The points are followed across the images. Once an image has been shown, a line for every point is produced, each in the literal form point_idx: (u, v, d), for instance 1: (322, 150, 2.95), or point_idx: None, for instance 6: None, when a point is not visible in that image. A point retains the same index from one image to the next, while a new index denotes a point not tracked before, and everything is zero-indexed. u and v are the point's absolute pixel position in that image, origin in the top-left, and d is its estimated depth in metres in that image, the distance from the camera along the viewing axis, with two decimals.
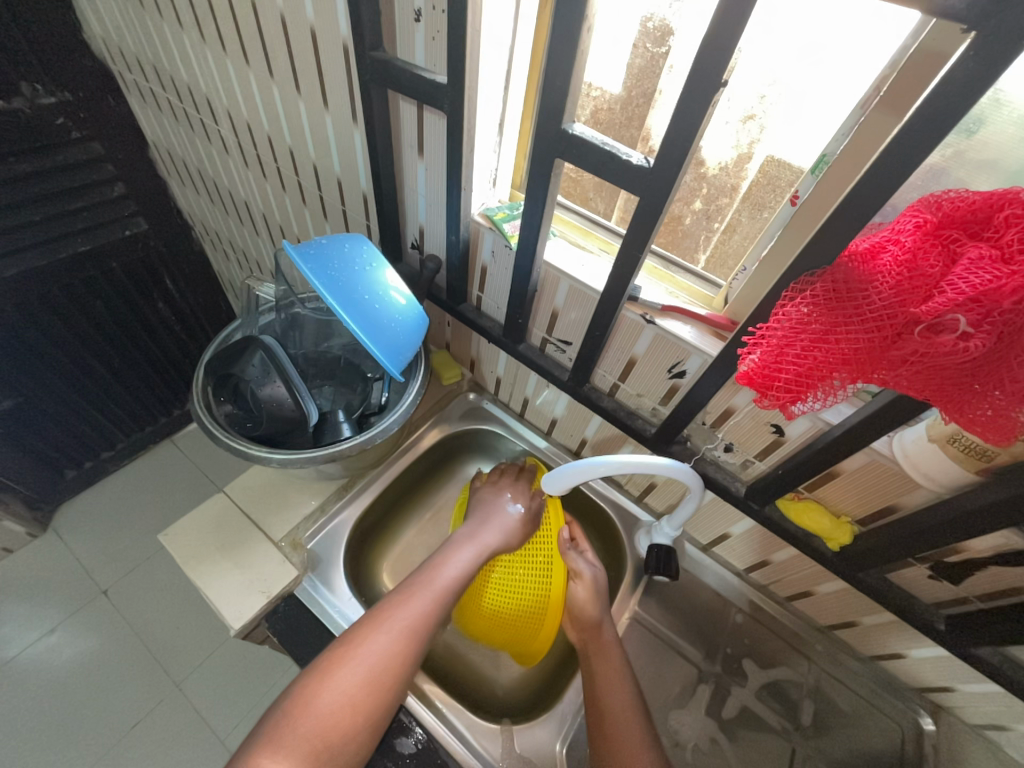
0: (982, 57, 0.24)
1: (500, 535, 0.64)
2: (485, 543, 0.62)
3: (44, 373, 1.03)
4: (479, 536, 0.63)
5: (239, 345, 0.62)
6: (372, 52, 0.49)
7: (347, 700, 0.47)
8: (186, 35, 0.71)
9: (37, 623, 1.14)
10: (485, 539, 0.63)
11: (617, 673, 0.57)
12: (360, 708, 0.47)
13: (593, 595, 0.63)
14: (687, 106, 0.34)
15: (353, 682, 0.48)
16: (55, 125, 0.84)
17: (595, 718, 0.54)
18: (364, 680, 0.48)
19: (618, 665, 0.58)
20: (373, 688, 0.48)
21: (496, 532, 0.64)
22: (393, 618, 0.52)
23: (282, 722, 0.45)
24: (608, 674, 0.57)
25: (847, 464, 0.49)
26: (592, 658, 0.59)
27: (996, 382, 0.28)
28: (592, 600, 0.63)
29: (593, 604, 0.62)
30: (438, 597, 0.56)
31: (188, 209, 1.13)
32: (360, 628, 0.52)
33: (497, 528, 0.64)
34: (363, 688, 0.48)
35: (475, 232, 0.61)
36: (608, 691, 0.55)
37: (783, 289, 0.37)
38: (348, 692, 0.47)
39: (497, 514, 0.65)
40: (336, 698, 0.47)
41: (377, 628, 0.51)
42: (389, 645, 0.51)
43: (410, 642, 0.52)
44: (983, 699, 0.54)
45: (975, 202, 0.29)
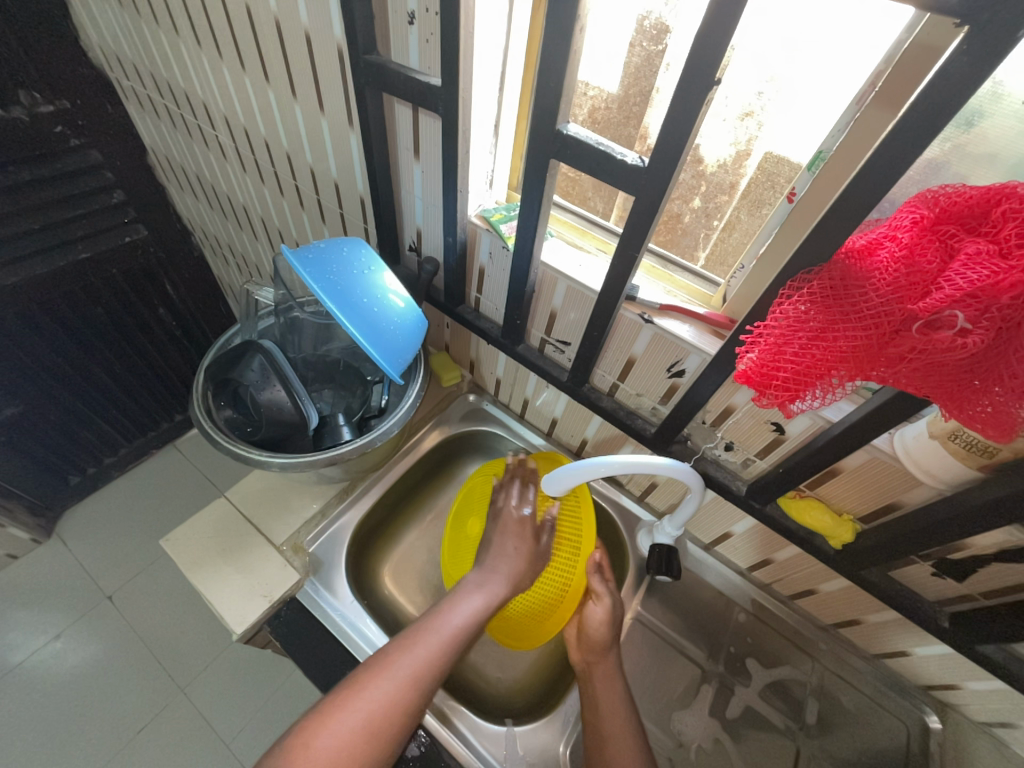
0: (976, 50, 0.24)
1: (510, 585, 0.60)
2: (495, 593, 0.58)
3: (45, 379, 1.04)
4: (490, 584, 0.59)
5: (238, 350, 0.62)
6: (366, 55, 0.49)
7: (344, 748, 0.43)
8: (182, 42, 0.71)
9: (42, 629, 1.14)
10: (495, 589, 0.59)
11: (620, 712, 0.55)
12: (355, 758, 0.44)
13: (606, 620, 0.61)
14: (682, 104, 0.34)
15: (351, 727, 0.44)
16: (53, 134, 0.84)
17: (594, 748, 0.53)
18: (363, 728, 0.45)
19: (619, 697, 0.56)
20: (371, 738, 0.45)
21: (506, 582, 0.60)
22: (397, 663, 0.49)
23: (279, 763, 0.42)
24: (610, 703, 0.56)
25: (847, 462, 0.48)
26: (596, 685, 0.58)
27: (996, 378, 0.28)
28: (603, 624, 0.61)
29: (604, 631, 0.61)
30: (444, 647, 0.52)
31: (187, 215, 1.13)
32: (363, 671, 0.49)
33: (506, 577, 0.60)
34: (361, 734, 0.44)
35: (472, 233, 0.61)
36: (609, 725, 0.54)
37: (780, 287, 0.37)
38: (346, 738, 0.44)
39: (505, 557, 0.62)
40: (334, 742, 0.43)
41: (381, 672, 0.48)
42: (391, 694, 0.47)
43: (414, 690, 0.48)
44: (988, 696, 0.54)
45: (972, 197, 0.29)
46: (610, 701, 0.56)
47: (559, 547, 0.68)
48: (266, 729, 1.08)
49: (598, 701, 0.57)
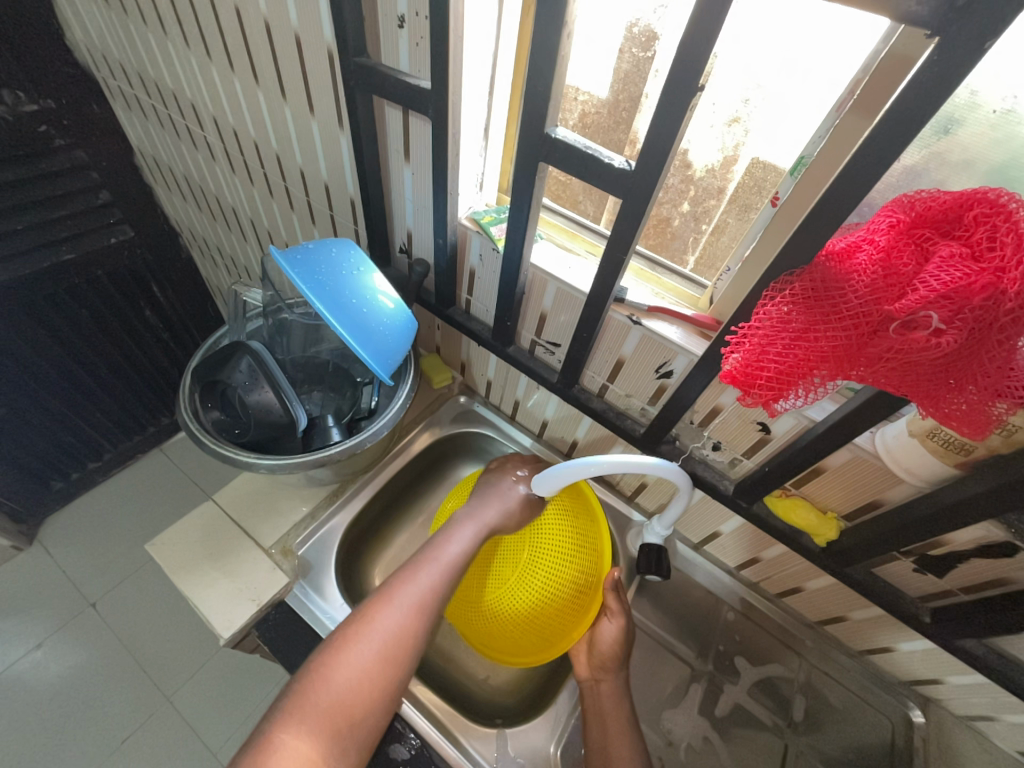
0: (945, 60, 0.25)
1: (500, 511, 0.60)
2: (486, 520, 0.59)
3: (27, 382, 1.02)
4: (479, 513, 0.59)
5: (225, 351, 0.62)
6: (355, 58, 0.49)
7: (365, 675, 0.45)
8: (170, 42, 0.71)
9: (23, 637, 1.12)
10: (485, 517, 0.59)
11: (625, 738, 0.54)
12: (376, 682, 0.46)
13: (616, 644, 0.60)
14: (667, 110, 0.35)
15: (367, 657, 0.46)
16: (37, 133, 0.84)
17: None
18: (379, 656, 0.46)
19: (622, 721, 0.55)
20: (389, 664, 0.47)
21: (501, 508, 0.60)
22: (402, 593, 0.50)
23: (302, 695, 0.44)
24: (615, 721, 0.55)
25: (831, 460, 0.49)
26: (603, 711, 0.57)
27: (970, 377, 0.29)
28: (616, 644, 0.60)
29: (614, 654, 0.60)
30: (445, 575, 0.53)
31: (175, 216, 1.12)
32: (370, 606, 0.49)
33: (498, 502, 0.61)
34: (379, 663, 0.46)
35: (463, 236, 0.62)
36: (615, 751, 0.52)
37: (763, 289, 0.37)
38: (364, 665, 0.46)
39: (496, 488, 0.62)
40: (353, 671, 0.45)
41: (388, 602, 0.49)
42: (401, 622, 0.49)
43: (423, 615, 0.50)
44: (969, 690, 0.55)
45: (946, 202, 0.30)
46: (614, 729, 0.55)
47: (577, 564, 0.64)
48: None
49: (603, 717, 0.56)
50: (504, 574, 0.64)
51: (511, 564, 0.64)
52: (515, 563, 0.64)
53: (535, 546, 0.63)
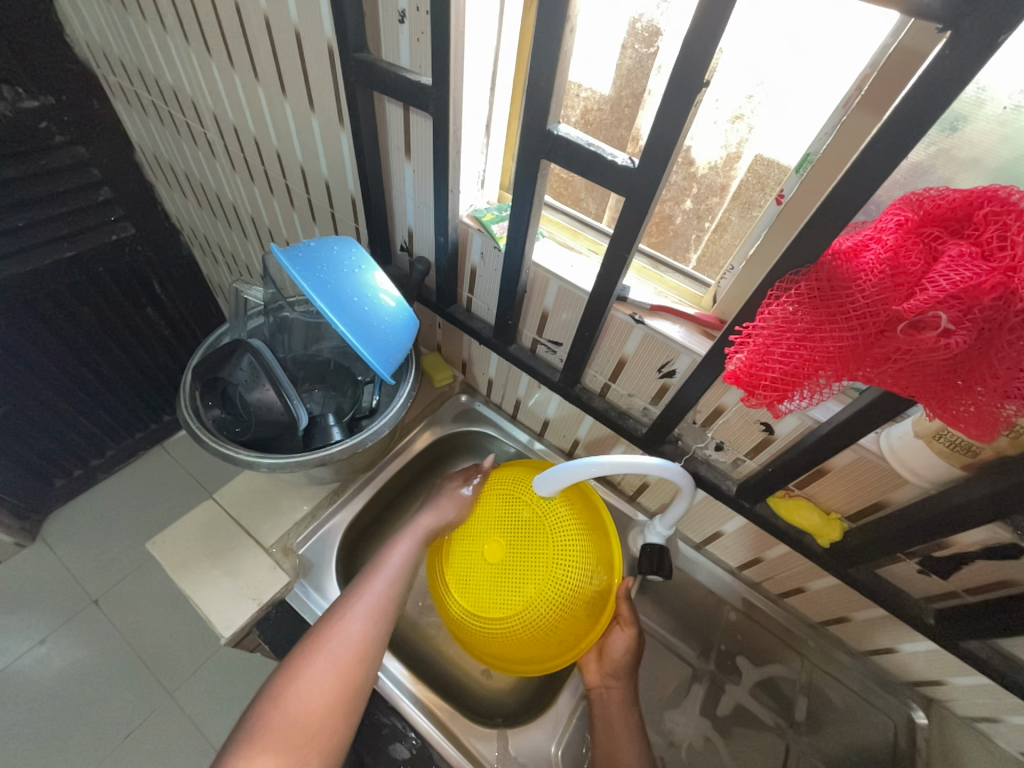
0: (958, 55, 0.24)
1: (437, 515, 0.65)
2: (422, 528, 0.64)
3: (29, 380, 1.02)
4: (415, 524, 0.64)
5: (226, 349, 0.61)
6: (356, 53, 0.49)
7: (324, 692, 0.48)
8: (170, 38, 0.70)
9: (26, 633, 1.13)
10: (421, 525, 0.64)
11: (634, 748, 0.55)
12: (336, 695, 0.49)
13: (626, 654, 0.60)
14: (671, 106, 0.34)
15: (324, 678, 0.49)
16: (38, 129, 0.83)
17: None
18: (336, 675, 0.49)
19: (631, 736, 0.56)
20: (348, 678, 0.50)
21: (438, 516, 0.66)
22: (351, 610, 0.54)
23: (264, 722, 0.47)
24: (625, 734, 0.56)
25: (835, 461, 0.49)
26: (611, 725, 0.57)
27: (979, 378, 0.29)
28: (628, 653, 0.60)
29: (624, 665, 0.60)
30: (391, 587, 0.58)
31: (176, 213, 1.12)
32: (323, 630, 0.53)
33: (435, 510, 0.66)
34: (336, 678, 0.49)
35: (464, 234, 0.61)
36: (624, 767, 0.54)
37: (769, 288, 0.37)
38: (322, 682, 0.49)
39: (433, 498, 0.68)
40: (312, 690, 0.48)
41: (339, 621, 0.53)
42: (354, 638, 0.52)
43: (375, 628, 0.54)
44: (973, 692, 0.55)
45: (956, 200, 0.30)
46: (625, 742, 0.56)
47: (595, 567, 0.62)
48: None
49: (612, 729, 0.57)
50: (525, 586, 0.59)
51: (534, 583, 0.59)
52: (540, 583, 0.59)
53: (559, 557, 0.60)
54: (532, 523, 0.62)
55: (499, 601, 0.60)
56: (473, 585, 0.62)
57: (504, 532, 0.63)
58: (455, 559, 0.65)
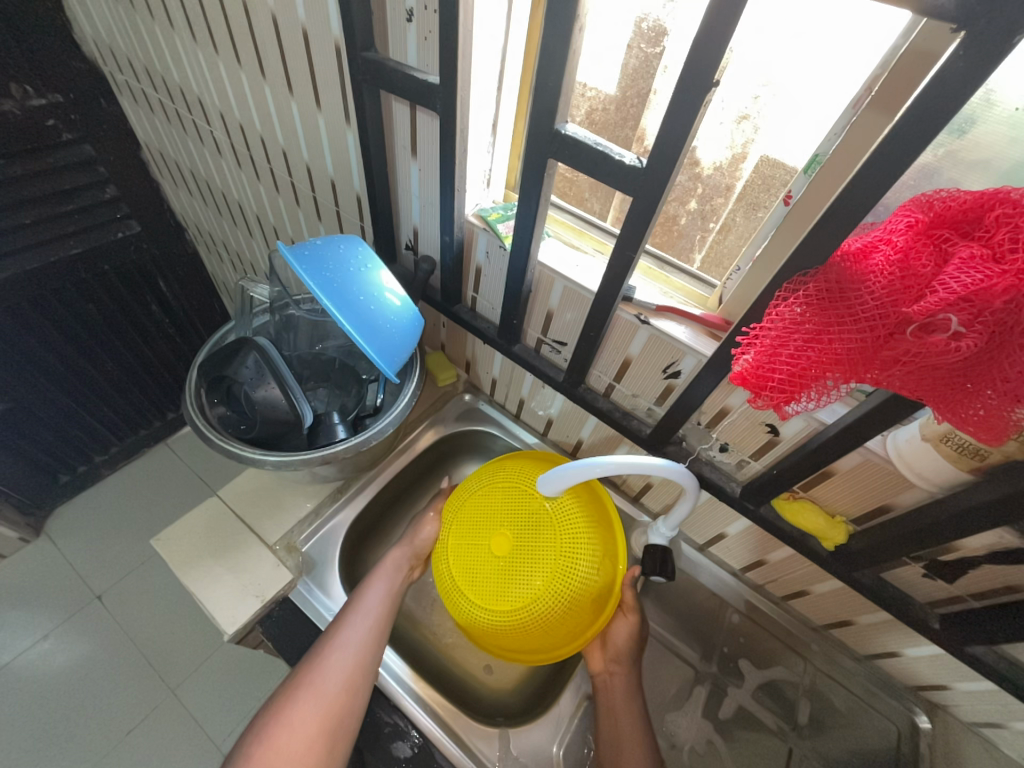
0: (971, 56, 0.24)
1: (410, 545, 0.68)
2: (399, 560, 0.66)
3: (35, 376, 1.02)
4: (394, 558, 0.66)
5: (232, 347, 0.62)
6: (364, 52, 0.49)
7: (308, 736, 0.50)
8: (178, 36, 0.71)
9: (31, 628, 1.13)
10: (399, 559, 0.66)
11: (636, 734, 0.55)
12: (319, 738, 0.51)
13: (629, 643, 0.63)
14: (679, 106, 0.34)
15: (308, 723, 0.51)
16: (46, 127, 0.84)
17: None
18: (318, 722, 0.51)
19: (633, 720, 0.56)
20: (331, 722, 0.52)
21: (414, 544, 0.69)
22: (334, 652, 0.55)
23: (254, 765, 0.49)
24: (627, 720, 0.57)
25: (841, 464, 0.49)
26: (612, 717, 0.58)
27: (989, 380, 0.28)
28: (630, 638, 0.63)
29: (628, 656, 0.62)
30: (373, 626, 0.58)
31: (182, 211, 1.12)
32: (307, 676, 0.54)
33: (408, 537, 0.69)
34: (319, 723, 0.51)
35: (469, 233, 0.61)
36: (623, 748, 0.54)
37: (777, 289, 0.37)
38: (307, 728, 0.51)
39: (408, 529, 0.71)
40: (297, 735, 0.51)
41: (322, 663, 0.54)
42: (337, 682, 0.53)
43: (357, 670, 0.55)
44: (977, 697, 0.54)
45: (967, 201, 0.29)
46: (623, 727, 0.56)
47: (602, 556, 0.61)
48: None
49: (615, 716, 0.57)
50: (537, 577, 0.59)
51: (543, 574, 0.59)
52: (548, 575, 0.59)
53: (568, 547, 0.59)
54: (539, 515, 0.62)
55: (509, 594, 0.60)
56: (483, 579, 0.62)
57: (509, 526, 0.63)
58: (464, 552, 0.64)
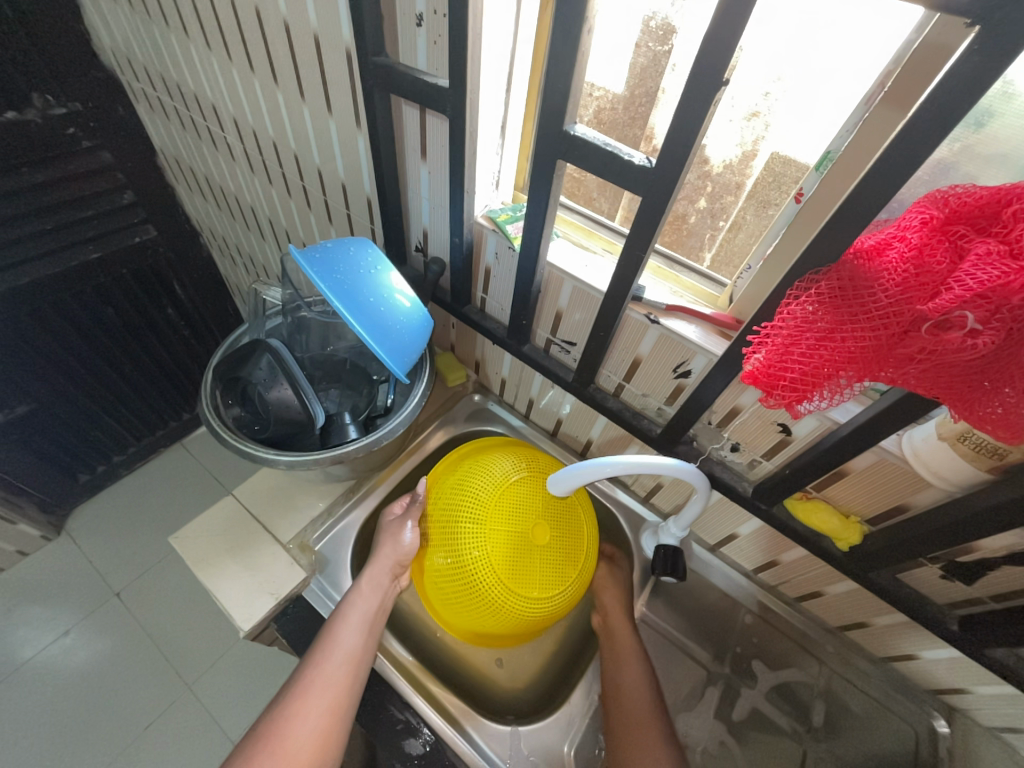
0: (986, 51, 0.24)
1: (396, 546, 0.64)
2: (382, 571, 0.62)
3: (56, 378, 1.05)
4: (377, 570, 0.62)
5: (246, 348, 0.62)
6: (374, 57, 0.49)
7: None
8: (192, 44, 0.72)
9: (53, 624, 1.16)
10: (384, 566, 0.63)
11: (636, 676, 0.58)
12: None
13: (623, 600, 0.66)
14: (689, 105, 0.34)
15: None
16: (66, 135, 0.86)
17: (613, 719, 0.56)
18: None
19: (633, 662, 0.59)
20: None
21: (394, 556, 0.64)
22: (308, 697, 0.52)
23: None
24: (628, 671, 0.59)
25: (855, 464, 0.48)
26: (612, 668, 0.60)
27: (1006, 379, 0.28)
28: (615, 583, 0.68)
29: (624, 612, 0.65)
30: (348, 667, 0.54)
31: (196, 216, 1.14)
32: (275, 731, 0.51)
33: (392, 543, 0.64)
34: None
35: (478, 234, 0.61)
36: (625, 697, 0.57)
37: (788, 287, 0.37)
38: None
39: (389, 531, 0.65)
40: None
41: (297, 711, 0.51)
42: (309, 732, 0.51)
43: (329, 725, 0.51)
44: (998, 700, 0.54)
45: (983, 197, 0.29)
46: (624, 674, 0.58)
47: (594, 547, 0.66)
48: None
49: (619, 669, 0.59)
50: (567, 567, 0.61)
51: (571, 566, 0.62)
52: (575, 565, 0.62)
53: (590, 539, 0.65)
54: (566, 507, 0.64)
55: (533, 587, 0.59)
56: (512, 572, 0.58)
57: (543, 511, 0.61)
58: (501, 546, 0.58)
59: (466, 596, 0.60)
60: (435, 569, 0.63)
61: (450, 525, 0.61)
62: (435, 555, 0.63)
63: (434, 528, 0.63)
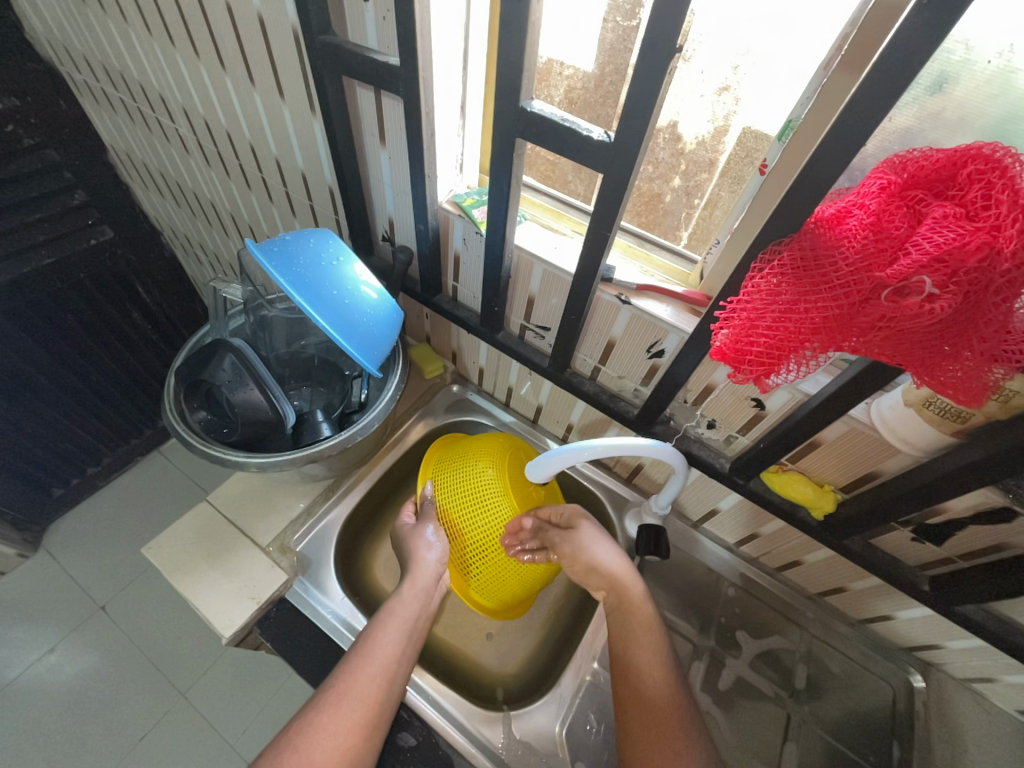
0: (935, 5, 0.23)
1: (432, 554, 0.63)
2: (422, 583, 0.61)
3: (20, 389, 1.01)
4: (416, 579, 0.61)
5: (208, 349, 0.60)
6: (321, 36, 0.47)
7: None
8: (132, 30, 0.68)
9: (37, 642, 1.13)
10: (420, 577, 0.61)
11: (654, 646, 0.55)
12: None
13: (664, 662, 0.54)
14: (645, 78, 0.33)
15: None
16: (5, 133, 0.81)
17: (635, 713, 0.52)
18: None
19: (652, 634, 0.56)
20: None
21: (434, 563, 0.62)
22: (339, 700, 0.50)
23: None
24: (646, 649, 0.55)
25: (827, 434, 0.49)
26: (651, 731, 0.50)
27: (966, 343, 0.28)
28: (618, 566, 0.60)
29: (668, 679, 0.53)
30: (384, 674, 0.53)
31: (155, 213, 1.10)
32: (298, 736, 0.48)
33: (429, 546, 0.63)
34: None
35: (445, 221, 0.60)
36: (637, 668, 0.54)
37: (752, 261, 0.36)
38: None
39: (418, 537, 0.64)
40: None
41: (325, 711, 0.49)
42: (338, 737, 0.48)
43: (356, 737, 0.48)
44: (969, 654, 0.56)
45: (940, 160, 0.29)
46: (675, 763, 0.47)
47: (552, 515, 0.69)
48: (271, 727, 1.09)
49: (632, 653, 0.55)
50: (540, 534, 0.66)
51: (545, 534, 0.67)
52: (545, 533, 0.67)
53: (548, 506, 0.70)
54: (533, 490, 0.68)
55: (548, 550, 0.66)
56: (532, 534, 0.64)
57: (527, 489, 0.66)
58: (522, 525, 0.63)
59: (511, 561, 0.63)
60: (466, 556, 0.65)
61: (474, 510, 0.64)
62: (466, 543, 0.65)
63: (451, 519, 0.65)
